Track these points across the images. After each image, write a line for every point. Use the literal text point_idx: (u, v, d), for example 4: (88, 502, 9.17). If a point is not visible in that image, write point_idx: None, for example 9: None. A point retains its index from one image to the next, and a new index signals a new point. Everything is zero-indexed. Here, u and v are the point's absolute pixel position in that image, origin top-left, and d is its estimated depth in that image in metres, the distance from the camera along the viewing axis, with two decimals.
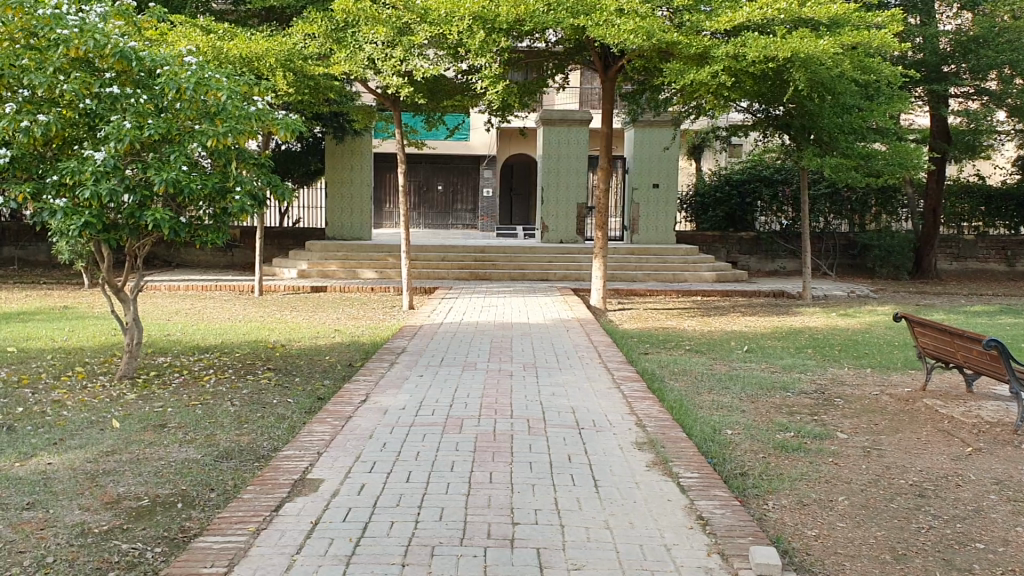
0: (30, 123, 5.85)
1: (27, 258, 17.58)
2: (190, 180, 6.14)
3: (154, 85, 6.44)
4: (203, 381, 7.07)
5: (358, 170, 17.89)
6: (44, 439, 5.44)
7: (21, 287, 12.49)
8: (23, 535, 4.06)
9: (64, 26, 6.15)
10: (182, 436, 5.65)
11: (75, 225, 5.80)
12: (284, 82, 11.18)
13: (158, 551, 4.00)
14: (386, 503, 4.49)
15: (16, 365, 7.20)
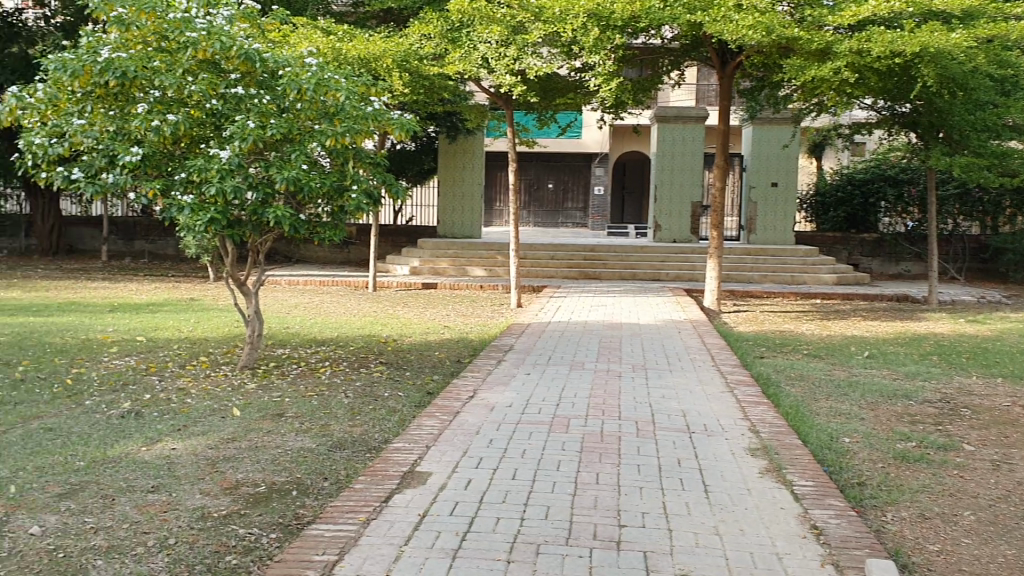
0: (161, 123, 6.12)
1: (156, 252, 18.45)
2: (309, 179, 6.31)
3: (276, 85, 6.64)
4: (318, 373, 7.27)
5: (471, 169, 18.09)
6: (169, 425, 5.68)
7: (151, 279, 13.10)
8: (148, 517, 4.25)
9: (193, 29, 6.40)
10: (298, 425, 5.82)
11: (201, 221, 6.03)
12: (400, 82, 11.44)
13: (273, 537, 4.12)
14: (493, 499, 4.51)
15: (145, 353, 7.57)
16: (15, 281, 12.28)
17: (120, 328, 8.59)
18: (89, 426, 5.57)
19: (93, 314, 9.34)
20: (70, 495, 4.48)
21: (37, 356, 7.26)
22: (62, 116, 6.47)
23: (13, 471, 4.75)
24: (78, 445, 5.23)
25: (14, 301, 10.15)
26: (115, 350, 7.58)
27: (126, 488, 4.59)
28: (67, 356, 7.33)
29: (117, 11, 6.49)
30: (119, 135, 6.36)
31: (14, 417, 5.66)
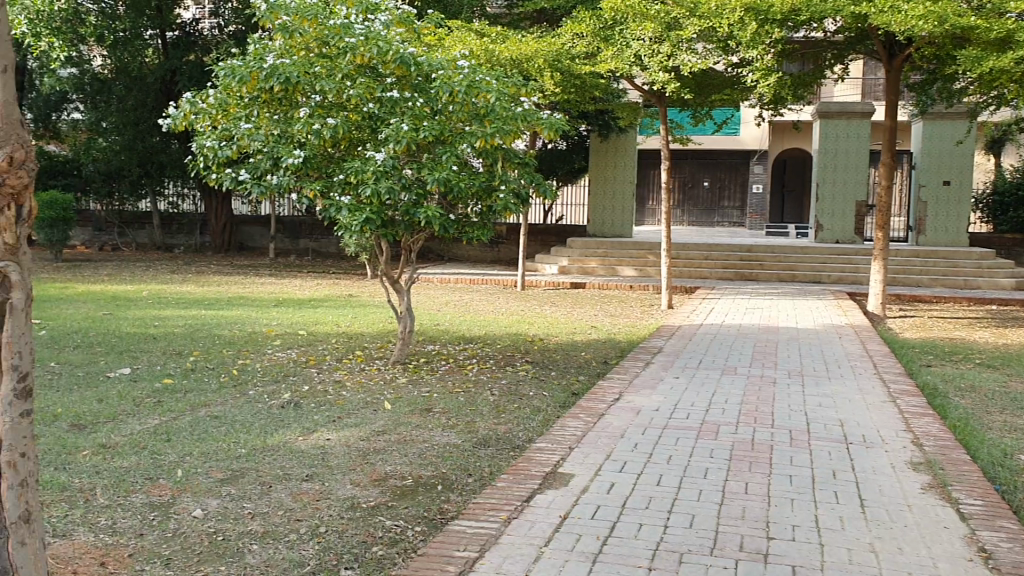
0: (320, 127, 6.38)
1: (319, 249, 19.26)
2: (459, 179, 6.41)
3: (430, 88, 6.77)
4: (467, 370, 7.38)
5: (623, 168, 17.95)
6: (325, 416, 5.90)
7: (312, 275, 13.69)
8: (302, 504, 4.43)
9: (352, 35, 6.62)
10: (445, 421, 5.92)
11: (357, 220, 6.22)
12: (551, 82, 11.66)
13: (418, 530, 4.20)
14: (636, 504, 4.45)
15: (305, 346, 7.90)
16: (190, 276, 13.08)
17: (281, 322, 9.00)
18: (251, 415, 5.86)
19: (258, 308, 9.83)
20: (230, 480, 4.72)
21: (207, 347, 7.70)
22: (231, 121, 6.84)
23: (180, 455, 5.05)
24: (241, 432, 5.50)
25: (188, 294, 10.82)
26: (277, 343, 7.95)
27: (282, 476, 4.79)
28: (233, 347, 7.74)
29: (281, 20, 6.79)
30: (282, 138, 6.65)
31: (184, 404, 6.01)
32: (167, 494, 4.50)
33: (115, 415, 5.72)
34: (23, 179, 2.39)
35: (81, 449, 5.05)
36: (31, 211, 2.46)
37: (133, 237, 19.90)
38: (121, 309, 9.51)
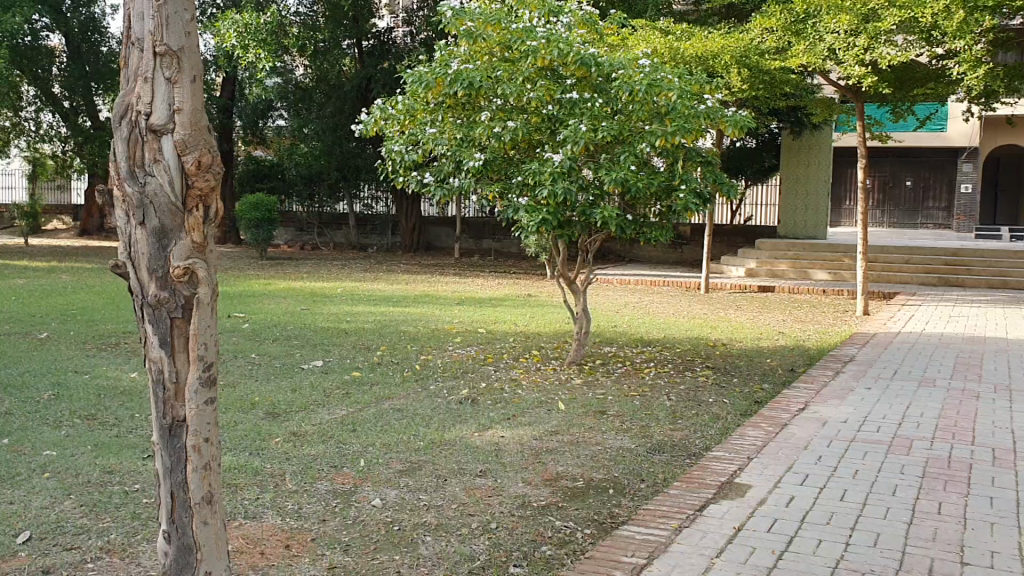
0: (501, 129, 6.50)
1: (502, 250, 19.64)
2: (637, 180, 6.35)
3: (610, 88, 6.70)
4: (643, 373, 7.30)
5: (816, 167, 17.23)
6: (500, 414, 5.99)
7: (495, 275, 13.97)
8: (474, 499, 4.52)
9: (534, 38, 6.67)
10: (619, 424, 5.87)
11: (534, 221, 6.28)
12: (738, 78, 11.25)
13: (588, 532, 4.19)
14: (816, 519, 4.24)
15: (484, 344, 8.06)
16: (380, 274, 13.66)
17: (463, 320, 9.23)
18: (431, 409, 6.04)
19: (443, 306, 10.12)
20: (409, 472, 4.87)
21: (393, 342, 8.00)
22: (417, 126, 7.08)
23: (363, 445, 5.27)
24: (420, 426, 5.67)
25: (378, 292, 11.30)
26: (458, 340, 8.15)
27: (458, 470, 4.91)
28: (417, 343, 8.00)
29: (466, 25, 6.96)
30: (465, 142, 6.81)
31: (370, 396, 6.27)
32: (350, 482, 4.70)
33: (306, 404, 6.04)
34: (211, 181, 2.55)
35: (274, 437, 5.36)
36: (219, 212, 2.62)
37: (330, 237, 20.98)
38: (317, 304, 10.06)
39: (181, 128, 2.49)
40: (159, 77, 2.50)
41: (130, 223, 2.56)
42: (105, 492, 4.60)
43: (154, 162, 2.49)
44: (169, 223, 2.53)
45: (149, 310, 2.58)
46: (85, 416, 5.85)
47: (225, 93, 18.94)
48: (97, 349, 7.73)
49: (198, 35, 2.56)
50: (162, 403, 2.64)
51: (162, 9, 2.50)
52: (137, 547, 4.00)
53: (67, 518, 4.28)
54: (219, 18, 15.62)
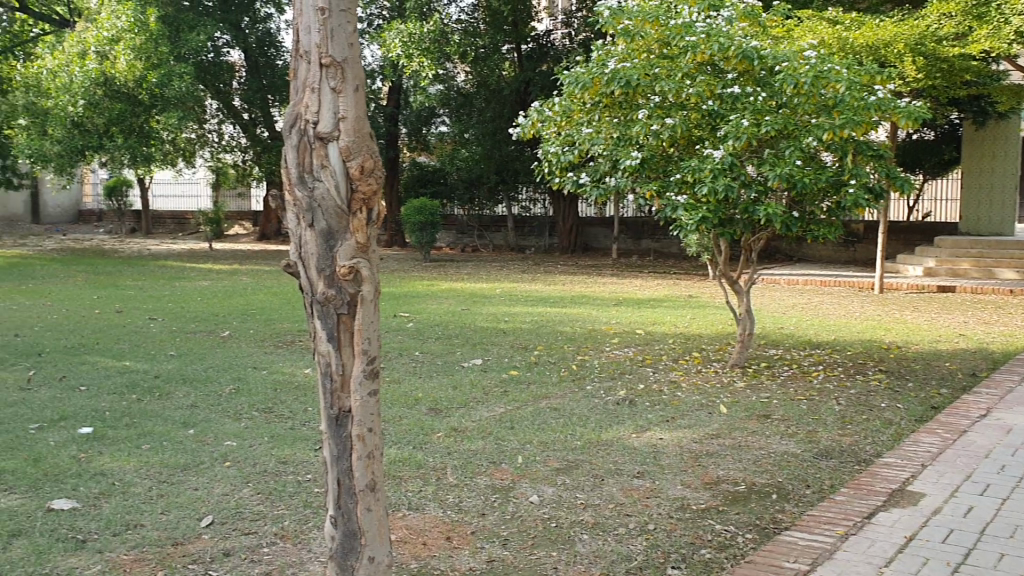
0: (660, 127, 6.43)
1: (661, 250, 19.41)
2: (803, 174, 6.12)
3: (773, 82, 6.48)
4: (810, 376, 7.05)
5: (1003, 159, 16.20)
6: (659, 416, 5.92)
7: (655, 276, 13.82)
8: (632, 500, 4.49)
9: (693, 33, 6.57)
10: (783, 429, 5.69)
11: (694, 219, 6.20)
12: (913, 66, 10.70)
13: (749, 537, 4.08)
14: (997, 532, 3.98)
15: (643, 345, 8.00)
16: (539, 275, 13.77)
17: (622, 321, 9.19)
18: (588, 409, 6.04)
19: (601, 307, 10.11)
20: (566, 470, 4.90)
21: (551, 342, 8.07)
22: (574, 126, 7.12)
23: (521, 443, 5.33)
24: (578, 425, 5.69)
25: (537, 293, 11.40)
26: (616, 341, 8.13)
27: (615, 470, 4.89)
28: (575, 343, 8.03)
29: (623, 24, 6.93)
30: (622, 140, 6.79)
31: (527, 395, 6.34)
32: (508, 478, 4.77)
33: (466, 401, 6.18)
34: (374, 185, 2.66)
35: (436, 432, 5.51)
36: (381, 214, 2.72)
37: (490, 239, 21.35)
38: (478, 305, 10.25)
39: (346, 135, 2.60)
40: (325, 87, 2.61)
41: (300, 226, 2.69)
42: (279, 481, 4.87)
43: (323, 167, 2.61)
44: (336, 225, 2.64)
45: (317, 306, 2.70)
46: (262, 409, 6.20)
47: (390, 100, 19.77)
48: (273, 346, 8.18)
49: (360, 47, 2.68)
50: (329, 395, 2.75)
51: (327, 23, 2.63)
52: (309, 533, 4.22)
53: (245, 504, 4.56)
54: (384, 29, 16.22)
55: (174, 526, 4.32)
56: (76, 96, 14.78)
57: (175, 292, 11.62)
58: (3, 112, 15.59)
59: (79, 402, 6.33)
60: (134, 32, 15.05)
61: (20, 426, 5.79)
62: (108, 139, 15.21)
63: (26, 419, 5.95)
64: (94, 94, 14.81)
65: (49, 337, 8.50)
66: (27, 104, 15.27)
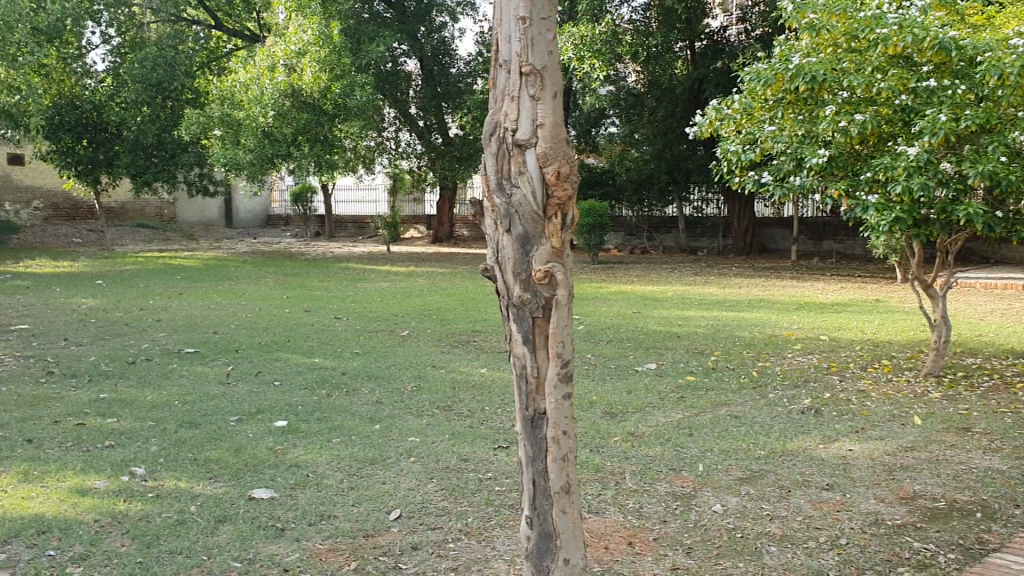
0: (845, 124, 6.20)
1: (844, 251, 18.59)
2: (1009, 172, 5.68)
3: (973, 73, 5.99)
4: (1015, 388, 6.57)
5: None
6: (848, 426, 5.67)
7: (837, 279, 13.27)
8: (822, 513, 4.32)
9: (885, 25, 6.25)
10: (986, 443, 5.33)
11: (885, 220, 5.97)
12: None
13: (952, 557, 3.84)
14: None
15: (827, 351, 7.69)
16: (714, 278, 13.50)
17: (805, 326, 8.87)
18: (771, 418, 5.85)
19: (780, 311, 9.79)
20: (750, 480, 4.77)
21: (729, 347, 7.88)
22: (756, 124, 7.00)
23: (702, 450, 5.24)
24: (761, 434, 5.53)
25: (712, 296, 11.17)
26: (799, 347, 7.85)
27: (802, 482, 4.72)
28: (754, 349, 7.82)
29: (809, 19, 6.87)
30: (807, 138, 6.62)
31: (705, 402, 6.21)
32: (689, 485, 4.69)
33: (642, 406, 6.12)
34: (569, 190, 2.66)
35: (613, 435, 5.49)
36: (575, 219, 2.72)
37: (661, 240, 21.16)
38: (651, 308, 10.14)
39: (543, 141, 2.62)
40: (525, 95, 2.64)
41: (497, 230, 2.73)
42: (461, 479, 4.98)
43: (520, 174, 2.64)
44: (532, 230, 2.66)
45: (514, 309, 2.74)
46: (443, 407, 6.36)
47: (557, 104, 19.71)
48: (450, 346, 8.38)
49: (559, 53, 2.69)
50: (525, 397, 2.79)
51: (528, 32, 2.66)
52: (492, 531, 4.30)
53: (430, 500, 4.70)
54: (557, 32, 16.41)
55: (364, 518, 4.50)
56: (267, 108, 15.59)
57: (356, 294, 12.10)
58: (200, 124, 16.68)
59: (274, 397, 6.70)
60: (320, 45, 15.85)
61: (221, 418, 6.19)
62: (295, 148, 16.00)
63: (228, 411, 6.35)
64: (283, 105, 15.63)
65: (244, 335, 9.04)
66: (222, 115, 16.26)
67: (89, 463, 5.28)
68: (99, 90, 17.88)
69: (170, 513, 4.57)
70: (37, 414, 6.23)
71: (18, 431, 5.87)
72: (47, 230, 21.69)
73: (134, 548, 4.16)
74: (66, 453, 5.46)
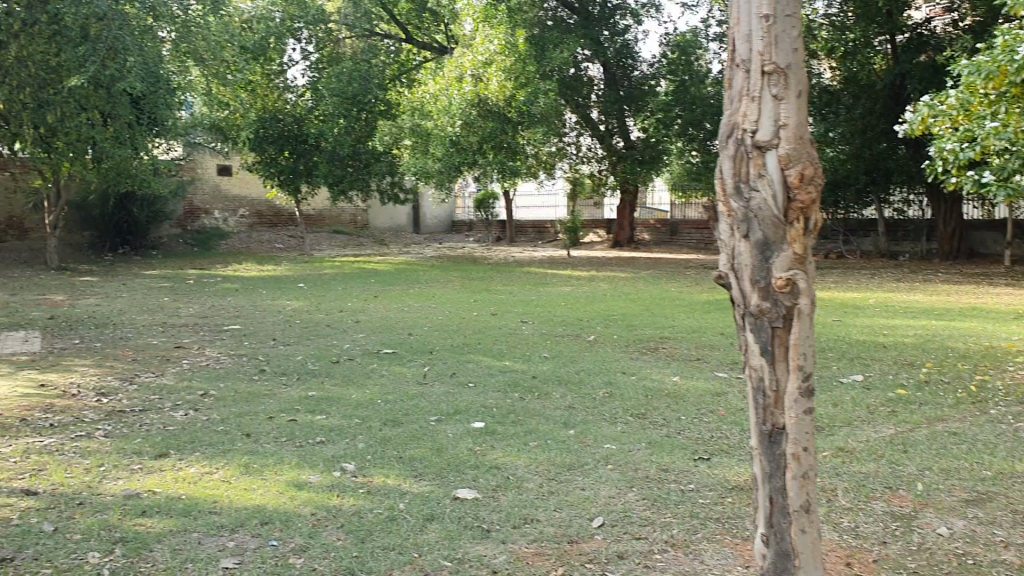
0: None
1: None
2: None
3: None
4: None
5: None
6: None
7: None
8: None
9: None
10: None
11: None
12: None
13: None
14: None
15: None
16: (916, 284, 12.75)
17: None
18: (996, 436, 5.44)
19: (995, 320, 9.12)
20: (977, 502, 4.44)
21: (940, 359, 7.40)
22: (974, 120, 6.75)
23: (920, 468, 4.93)
24: (985, 453, 5.14)
25: (915, 304, 10.55)
26: (1021, 360, 7.27)
27: None
28: (970, 361, 7.32)
29: None
30: None
31: (920, 417, 5.85)
32: (909, 506, 4.42)
33: (850, 420, 5.83)
34: (812, 194, 2.60)
35: (821, 451, 5.25)
36: (817, 223, 2.65)
37: (858, 243, 20.33)
38: (849, 316, 9.68)
39: (786, 143, 2.58)
40: (767, 95, 2.60)
41: (734, 236, 2.71)
42: (663, 489, 4.90)
43: (759, 177, 2.61)
44: (773, 235, 2.61)
45: (752, 319, 2.69)
46: (636, 415, 6.28)
47: None
48: (640, 352, 8.30)
49: (804, 50, 2.64)
50: (763, 410, 2.75)
51: (772, 29, 2.62)
52: (698, 544, 4.20)
53: (632, 509, 4.64)
54: None
55: (567, 524, 4.50)
56: (454, 117, 16.06)
57: (541, 298, 12.21)
58: (393, 134, 17.53)
59: (470, 398, 6.83)
60: (506, 54, 16.22)
61: (422, 417, 6.36)
62: (480, 156, 16.33)
63: (427, 411, 6.53)
64: (470, 114, 16.07)
65: (437, 337, 9.30)
66: (412, 125, 16.89)
67: (303, 458, 5.54)
68: (300, 104, 19.23)
69: (380, 509, 4.72)
70: (252, 409, 6.61)
71: (237, 425, 6.25)
72: (251, 237, 23.16)
73: (349, 542, 4.33)
74: (281, 447, 5.75)
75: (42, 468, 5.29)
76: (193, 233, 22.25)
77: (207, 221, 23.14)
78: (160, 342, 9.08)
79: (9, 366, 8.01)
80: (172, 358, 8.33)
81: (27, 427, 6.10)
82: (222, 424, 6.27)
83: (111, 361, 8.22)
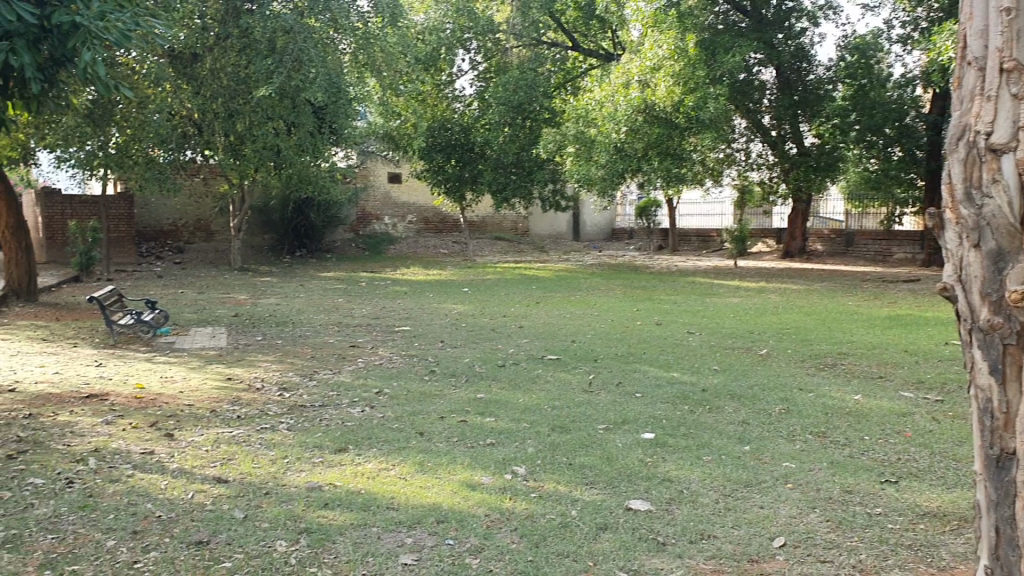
0: None
1: None
2: None
3: None
4: None
5: None
6: None
7: None
8: None
9: None
10: None
11: None
12: None
13: None
14: None
15: None
16: None
17: None
18: None
19: None
20: None
21: None
22: None
23: None
24: None
25: None
26: None
27: None
28: None
29: None
30: None
31: None
32: None
33: None
34: None
35: None
36: None
37: None
38: None
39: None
40: (1004, 95, 2.66)
41: (965, 245, 2.78)
42: (848, 511, 4.67)
43: (993, 182, 2.67)
44: (1006, 245, 2.64)
45: (981, 335, 2.70)
46: (816, 433, 6.04)
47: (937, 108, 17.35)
48: (815, 368, 7.97)
49: None
50: (992, 435, 2.72)
51: (1013, 24, 2.67)
52: (890, 572, 3.97)
53: (816, 531, 4.45)
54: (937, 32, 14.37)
55: (746, 542, 4.35)
56: (620, 124, 16.05)
57: (708, 308, 11.97)
58: (558, 141, 17.70)
59: (639, 408, 6.75)
60: (674, 59, 15.96)
61: (590, 425, 6.34)
62: (646, 162, 16.21)
63: (595, 419, 6.49)
64: (636, 121, 15.99)
65: (602, 344, 9.27)
66: (576, 133, 17.06)
67: (475, 458, 5.62)
68: (468, 113, 19.85)
69: (553, 514, 4.72)
70: (424, 409, 6.76)
71: (410, 423, 6.39)
72: (418, 242, 23.80)
73: (524, 546, 4.33)
74: (453, 447, 5.85)
75: (232, 457, 5.58)
76: (364, 238, 23.21)
77: (377, 226, 24.03)
78: (336, 341, 9.44)
79: (199, 359, 8.52)
80: (347, 356, 8.64)
81: (217, 418, 6.45)
82: (396, 422, 6.43)
83: (292, 357, 8.60)
